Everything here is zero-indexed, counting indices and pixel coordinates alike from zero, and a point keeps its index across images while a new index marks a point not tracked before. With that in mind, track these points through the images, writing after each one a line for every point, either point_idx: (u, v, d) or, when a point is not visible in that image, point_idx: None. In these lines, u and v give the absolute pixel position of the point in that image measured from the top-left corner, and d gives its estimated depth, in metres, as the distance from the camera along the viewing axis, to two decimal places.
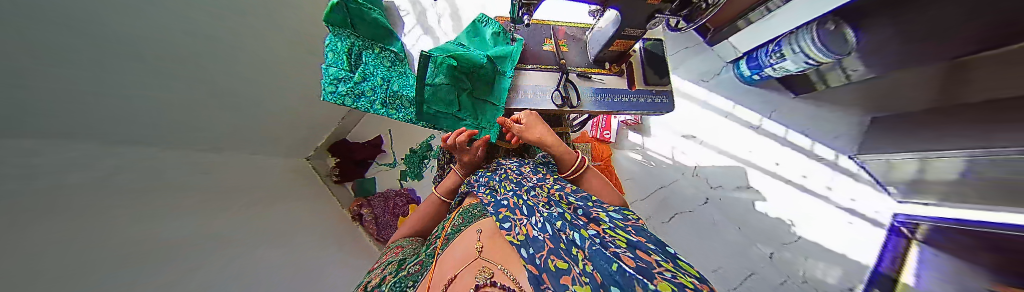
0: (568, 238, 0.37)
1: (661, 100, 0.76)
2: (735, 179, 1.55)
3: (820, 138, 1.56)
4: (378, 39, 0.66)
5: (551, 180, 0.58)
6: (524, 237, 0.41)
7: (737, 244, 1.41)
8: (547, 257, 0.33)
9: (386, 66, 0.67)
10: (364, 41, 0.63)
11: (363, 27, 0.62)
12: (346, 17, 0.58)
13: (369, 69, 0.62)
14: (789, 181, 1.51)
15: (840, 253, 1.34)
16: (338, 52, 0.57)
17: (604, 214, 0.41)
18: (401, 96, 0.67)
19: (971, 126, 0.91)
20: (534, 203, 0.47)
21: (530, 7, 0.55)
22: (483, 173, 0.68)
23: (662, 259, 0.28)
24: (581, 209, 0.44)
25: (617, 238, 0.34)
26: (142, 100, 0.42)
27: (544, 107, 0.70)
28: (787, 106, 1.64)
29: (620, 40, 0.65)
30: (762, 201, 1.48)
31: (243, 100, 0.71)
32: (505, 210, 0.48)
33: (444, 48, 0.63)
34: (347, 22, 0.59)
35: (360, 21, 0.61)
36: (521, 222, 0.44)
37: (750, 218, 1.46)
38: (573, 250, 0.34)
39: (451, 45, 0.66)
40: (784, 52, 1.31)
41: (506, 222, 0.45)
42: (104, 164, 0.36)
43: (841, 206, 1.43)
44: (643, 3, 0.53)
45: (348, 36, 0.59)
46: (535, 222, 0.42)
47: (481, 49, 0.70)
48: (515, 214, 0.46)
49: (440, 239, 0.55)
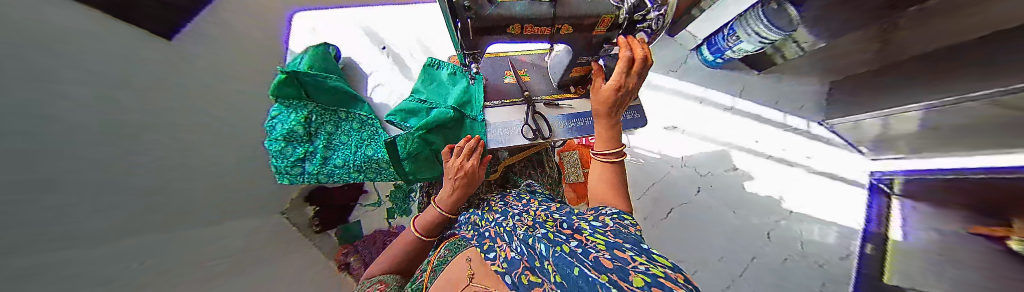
0: (542, 253, 0.32)
1: (633, 116, 0.76)
2: (721, 163, 1.58)
3: (788, 110, 1.63)
4: (340, 105, 0.74)
5: (537, 203, 0.53)
6: (504, 263, 0.35)
7: (735, 227, 1.43)
8: (520, 274, 0.30)
9: (357, 128, 0.74)
10: (327, 106, 0.69)
11: (320, 96, 0.69)
12: (299, 88, 0.63)
13: (328, 138, 0.67)
14: (770, 156, 1.56)
15: (831, 222, 1.37)
16: (291, 120, 0.61)
17: (586, 224, 0.39)
18: (377, 160, 0.70)
19: (922, 81, 0.96)
20: (513, 227, 0.43)
21: (475, 55, 0.55)
22: (467, 211, 0.59)
23: (635, 254, 0.27)
24: (564, 224, 0.40)
25: (596, 242, 0.32)
26: (78, 191, 0.37)
27: (516, 143, 0.66)
28: (754, 84, 1.70)
29: (579, 66, 0.66)
30: (752, 181, 1.51)
31: (195, 168, 0.65)
32: (489, 241, 0.44)
33: (406, 110, 0.70)
34: (302, 94, 0.64)
35: (318, 90, 0.69)
36: (502, 247, 0.39)
37: (743, 198, 1.48)
38: (548, 259, 0.31)
39: (410, 103, 0.72)
40: (739, 35, 1.35)
41: (490, 252, 0.40)
42: (58, 266, 0.32)
43: (823, 172, 1.48)
44: (588, 32, 0.54)
45: (307, 105, 0.64)
46: (515, 245, 0.38)
47: (442, 98, 0.74)
48: (499, 243, 0.41)
49: (428, 271, 0.47)
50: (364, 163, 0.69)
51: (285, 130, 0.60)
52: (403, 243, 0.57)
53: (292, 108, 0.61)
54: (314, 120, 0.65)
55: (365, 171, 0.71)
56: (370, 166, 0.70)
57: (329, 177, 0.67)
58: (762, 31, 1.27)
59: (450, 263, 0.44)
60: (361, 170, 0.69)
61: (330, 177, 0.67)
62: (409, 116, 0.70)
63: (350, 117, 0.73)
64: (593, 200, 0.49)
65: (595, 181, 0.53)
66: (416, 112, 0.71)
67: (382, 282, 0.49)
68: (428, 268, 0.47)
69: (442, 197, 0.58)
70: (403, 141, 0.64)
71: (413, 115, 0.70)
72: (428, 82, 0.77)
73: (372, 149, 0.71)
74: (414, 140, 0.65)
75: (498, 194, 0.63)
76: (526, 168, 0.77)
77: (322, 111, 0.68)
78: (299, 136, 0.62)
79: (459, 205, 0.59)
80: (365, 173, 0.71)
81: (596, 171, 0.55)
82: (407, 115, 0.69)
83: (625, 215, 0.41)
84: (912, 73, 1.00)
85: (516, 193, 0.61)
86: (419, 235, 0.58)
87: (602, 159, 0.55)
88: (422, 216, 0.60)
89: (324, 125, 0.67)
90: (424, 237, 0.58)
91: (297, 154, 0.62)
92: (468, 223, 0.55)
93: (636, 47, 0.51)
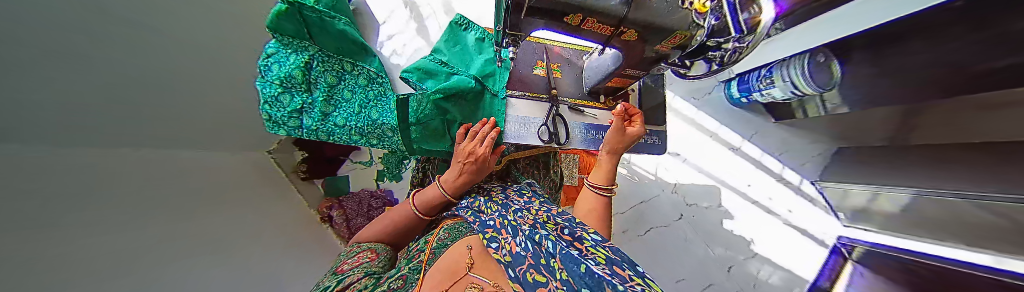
0: (549, 251, 0.31)
1: (652, 141, 0.74)
2: (710, 198, 1.62)
3: (790, 164, 1.65)
4: (343, 54, 0.67)
5: (539, 203, 0.50)
6: (506, 257, 0.32)
7: (702, 256, 1.50)
8: (526, 271, 0.28)
9: (363, 85, 0.69)
10: (332, 55, 0.64)
11: (322, 38, 0.62)
12: (301, 27, 0.56)
13: (330, 91, 0.60)
14: (757, 202, 1.60)
15: (786, 268, 1.46)
16: (291, 64, 0.53)
17: (588, 234, 0.34)
18: (382, 124, 0.67)
19: (929, 170, 0.98)
20: (518, 221, 0.39)
21: (516, 39, 0.48)
22: (470, 195, 0.55)
23: (632, 275, 0.26)
24: (565, 229, 0.36)
25: (596, 254, 0.29)
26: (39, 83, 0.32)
27: (529, 142, 0.64)
28: (767, 131, 1.69)
29: (618, 78, 0.61)
30: (730, 220, 1.57)
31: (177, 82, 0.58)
32: (491, 230, 0.40)
33: (423, 70, 0.63)
34: (303, 33, 0.57)
35: (320, 32, 0.62)
36: (504, 239, 0.35)
37: (718, 234, 1.55)
38: (551, 260, 0.29)
39: (429, 63, 0.65)
40: (773, 78, 1.30)
41: (491, 243, 0.36)
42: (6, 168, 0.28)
43: (797, 227, 1.54)
44: (653, 47, 0.46)
45: (307, 48, 0.57)
46: (519, 240, 0.34)
47: (464, 66, 0.69)
48: (501, 234, 0.37)
49: (425, 252, 0.46)
50: (368, 125, 0.65)
51: (282, 73, 0.51)
52: (397, 212, 0.56)
53: (288, 50, 0.54)
54: (315, 67, 0.58)
55: (368, 135, 0.65)
56: (375, 128, 0.66)
57: (332, 137, 0.59)
58: (798, 82, 1.21)
59: (450, 248, 0.43)
60: (365, 133, 0.64)
61: (331, 135, 0.59)
62: (427, 77, 0.62)
63: (355, 74, 0.68)
64: (580, 219, 0.49)
65: (583, 210, 0.52)
66: (434, 74, 0.63)
67: (370, 250, 0.49)
68: (427, 248, 0.46)
69: (447, 177, 0.55)
70: (416, 102, 0.56)
71: (430, 77, 0.62)
72: (450, 43, 0.72)
73: (376, 111, 0.67)
74: (427, 104, 0.57)
75: (500, 185, 0.61)
76: (531, 166, 0.76)
77: (322, 59, 0.61)
78: (298, 82, 0.54)
79: (463, 189, 0.56)
80: (370, 137, 0.66)
81: (585, 201, 0.54)
82: (424, 76, 0.62)
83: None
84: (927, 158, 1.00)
85: (518, 188, 0.59)
86: (418, 212, 0.56)
87: (597, 191, 0.53)
88: (423, 192, 0.58)
89: (327, 76, 0.61)
90: (423, 215, 0.57)
91: (294, 104, 0.54)
92: (468, 208, 0.51)
93: (637, 118, 0.62)
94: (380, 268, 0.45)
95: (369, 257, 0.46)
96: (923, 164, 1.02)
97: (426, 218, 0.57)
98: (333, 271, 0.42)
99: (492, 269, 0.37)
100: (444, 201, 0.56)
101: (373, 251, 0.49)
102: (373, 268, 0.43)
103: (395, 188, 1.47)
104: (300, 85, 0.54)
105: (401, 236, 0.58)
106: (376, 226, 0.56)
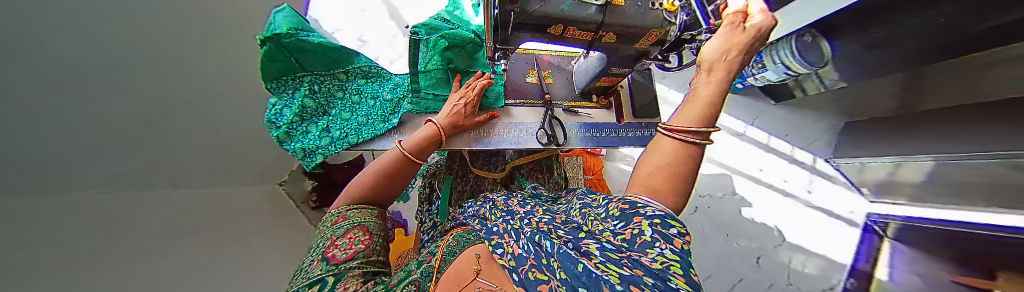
0: (552, 251, 0.24)
1: (649, 133, 0.75)
2: (723, 187, 1.70)
3: (797, 143, 1.59)
4: (337, 66, 0.64)
5: (540, 213, 0.44)
6: (510, 259, 0.28)
7: (725, 250, 1.49)
8: (526, 268, 0.23)
9: (365, 83, 0.69)
10: (327, 73, 0.63)
11: (312, 62, 0.59)
12: (288, 58, 0.56)
13: (342, 104, 0.64)
14: (771, 186, 1.54)
15: (819, 253, 1.26)
16: (299, 100, 0.58)
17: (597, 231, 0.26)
18: (397, 105, 0.66)
19: (961, 133, 0.91)
20: (524, 225, 0.36)
21: (506, 51, 0.51)
22: (473, 202, 0.58)
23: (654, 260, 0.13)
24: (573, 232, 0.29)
25: (613, 260, 0.17)
26: None
27: (529, 147, 0.66)
28: (768, 113, 1.72)
29: (605, 77, 0.63)
30: (749, 207, 1.55)
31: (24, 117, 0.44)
32: (496, 236, 0.38)
33: (430, 26, 0.68)
34: (293, 64, 0.57)
35: (307, 55, 0.58)
36: (508, 243, 0.32)
37: (737, 223, 1.54)
38: (549, 259, 0.22)
39: (435, 22, 0.70)
40: (765, 63, 1.34)
41: (496, 248, 0.34)
42: None
43: (823, 209, 1.37)
44: (633, 44, 0.48)
45: (303, 79, 0.60)
46: (523, 242, 0.30)
47: (464, 23, 0.74)
48: (505, 238, 0.35)
49: (436, 255, 0.46)
50: (385, 109, 0.65)
51: (297, 108, 0.57)
52: (386, 157, 0.50)
53: (288, 92, 0.58)
54: (319, 91, 0.62)
55: (385, 117, 0.64)
56: (390, 106, 0.66)
57: (357, 137, 0.60)
58: (789, 63, 1.24)
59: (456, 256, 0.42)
60: (384, 118, 0.64)
61: (357, 137, 0.60)
62: (432, 30, 0.67)
63: (351, 79, 0.67)
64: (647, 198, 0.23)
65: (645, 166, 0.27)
66: (438, 29, 0.68)
67: (360, 227, 0.41)
68: (438, 253, 0.46)
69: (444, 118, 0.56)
70: (424, 51, 0.65)
71: (436, 30, 0.67)
72: (450, 9, 0.77)
73: (388, 93, 0.68)
74: (434, 55, 0.65)
75: (501, 192, 0.60)
76: (535, 171, 0.76)
77: (320, 84, 0.62)
78: (309, 110, 0.59)
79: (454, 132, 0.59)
80: (389, 118, 0.64)
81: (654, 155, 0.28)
82: (430, 30, 0.67)
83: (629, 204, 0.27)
84: (953, 121, 0.94)
85: (521, 198, 0.56)
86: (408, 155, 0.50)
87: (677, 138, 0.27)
88: (415, 134, 0.54)
89: (334, 93, 0.64)
90: (413, 159, 0.51)
91: (318, 127, 0.59)
92: (474, 215, 0.54)
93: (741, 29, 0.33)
94: (378, 263, 0.38)
95: (364, 242, 0.38)
96: (957, 121, 0.93)
97: (419, 164, 0.52)
98: (321, 255, 0.34)
99: (496, 272, 0.32)
100: (437, 143, 0.55)
101: (367, 233, 0.41)
102: (369, 262, 0.36)
103: (403, 208, 1.40)
104: (315, 112, 0.60)
105: (384, 195, 0.51)
106: (359, 179, 0.48)
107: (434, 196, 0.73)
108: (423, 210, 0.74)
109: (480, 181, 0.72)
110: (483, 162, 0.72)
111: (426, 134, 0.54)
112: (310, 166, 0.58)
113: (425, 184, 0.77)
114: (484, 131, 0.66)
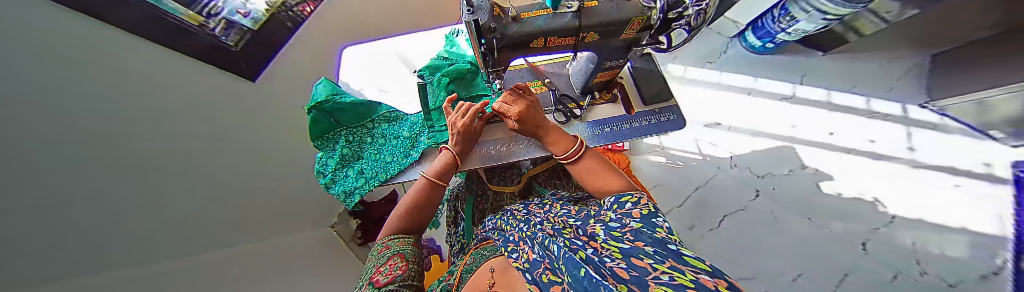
0: (556, 255, 0.25)
1: (667, 118, 0.71)
2: (784, 162, 1.33)
3: (870, 93, 1.32)
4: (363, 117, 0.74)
5: (558, 209, 0.45)
6: (524, 263, 0.29)
7: (807, 237, 1.14)
8: (538, 272, 0.24)
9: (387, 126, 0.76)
10: (358, 125, 0.73)
11: (345, 118, 0.71)
12: (328, 118, 0.68)
13: (370, 148, 0.72)
14: (853, 149, 1.24)
15: None
16: (341, 151, 0.69)
17: (602, 227, 0.28)
18: (416, 140, 0.72)
19: None
20: (534, 231, 0.36)
21: (499, 73, 0.56)
22: (493, 216, 0.59)
23: (659, 261, 0.16)
24: (580, 230, 0.30)
25: (611, 250, 0.21)
26: None
27: (540, 155, 0.66)
28: (818, 66, 1.47)
29: (602, 72, 0.62)
30: (830, 181, 1.21)
31: None
32: (513, 244, 0.39)
33: (433, 66, 0.76)
34: (332, 122, 0.69)
35: (341, 113, 0.70)
36: (523, 249, 0.33)
37: (819, 203, 1.20)
38: (558, 263, 0.23)
39: (436, 61, 0.78)
40: (794, 15, 1.19)
41: (515, 253, 0.35)
42: None
43: (937, 167, 1.08)
44: (620, 34, 0.47)
45: (339, 133, 0.71)
46: (537, 246, 0.30)
47: (461, 56, 0.81)
48: (520, 246, 0.35)
49: (456, 274, 0.47)
50: (405, 145, 0.72)
51: (338, 157, 0.68)
52: (417, 184, 0.55)
53: (330, 145, 0.70)
54: (352, 140, 0.72)
55: (407, 153, 0.70)
56: (410, 141, 0.72)
57: (386, 174, 0.67)
58: (827, 9, 1.10)
59: (475, 274, 0.42)
60: (406, 153, 0.70)
61: (386, 174, 0.67)
62: (435, 70, 0.76)
63: (376, 125, 0.75)
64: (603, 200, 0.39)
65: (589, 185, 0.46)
66: (441, 67, 0.77)
67: (399, 255, 0.44)
68: (459, 273, 0.47)
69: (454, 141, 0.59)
70: (432, 90, 0.72)
71: (438, 69, 0.75)
72: (449, 47, 0.86)
73: (407, 131, 0.74)
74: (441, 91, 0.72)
75: (521, 203, 0.60)
76: (553, 177, 0.75)
77: (353, 134, 0.72)
78: (347, 158, 0.69)
79: (468, 142, 0.60)
80: (410, 153, 0.70)
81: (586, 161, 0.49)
82: (434, 70, 0.75)
83: (626, 200, 0.33)
84: None
85: (540, 203, 0.56)
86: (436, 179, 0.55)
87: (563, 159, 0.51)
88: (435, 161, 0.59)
89: (364, 140, 0.73)
90: (438, 180, 0.56)
91: (355, 170, 0.68)
92: (494, 228, 0.55)
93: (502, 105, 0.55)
94: (415, 286, 0.39)
95: (401, 268, 0.41)
96: None
97: (443, 185, 0.56)
98: (369, 281, 0.38)
99: (512, 282, 0.32)
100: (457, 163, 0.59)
101: (404, 260, 0.43)
102: (407, 285, 0.38)
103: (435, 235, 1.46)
104: (352, 158, 0.70)
105: (417, 223, 0.54)
106: (401, 206, 0.53)
107: (460, 217, 0.75)
108: (450, 233, 0.77)
109: (498, 197, 0.74)
110: (500, 177, 0.74)
111: (445, 158, 0.58)
112: (350, 206, 0.66)
113: (449, 208, 0.80)
114: (494, 150, 0.67)
